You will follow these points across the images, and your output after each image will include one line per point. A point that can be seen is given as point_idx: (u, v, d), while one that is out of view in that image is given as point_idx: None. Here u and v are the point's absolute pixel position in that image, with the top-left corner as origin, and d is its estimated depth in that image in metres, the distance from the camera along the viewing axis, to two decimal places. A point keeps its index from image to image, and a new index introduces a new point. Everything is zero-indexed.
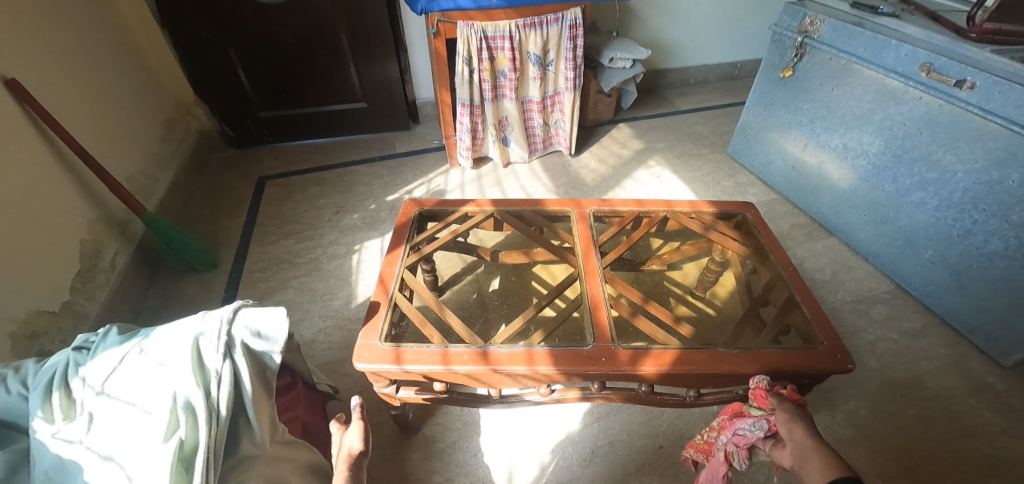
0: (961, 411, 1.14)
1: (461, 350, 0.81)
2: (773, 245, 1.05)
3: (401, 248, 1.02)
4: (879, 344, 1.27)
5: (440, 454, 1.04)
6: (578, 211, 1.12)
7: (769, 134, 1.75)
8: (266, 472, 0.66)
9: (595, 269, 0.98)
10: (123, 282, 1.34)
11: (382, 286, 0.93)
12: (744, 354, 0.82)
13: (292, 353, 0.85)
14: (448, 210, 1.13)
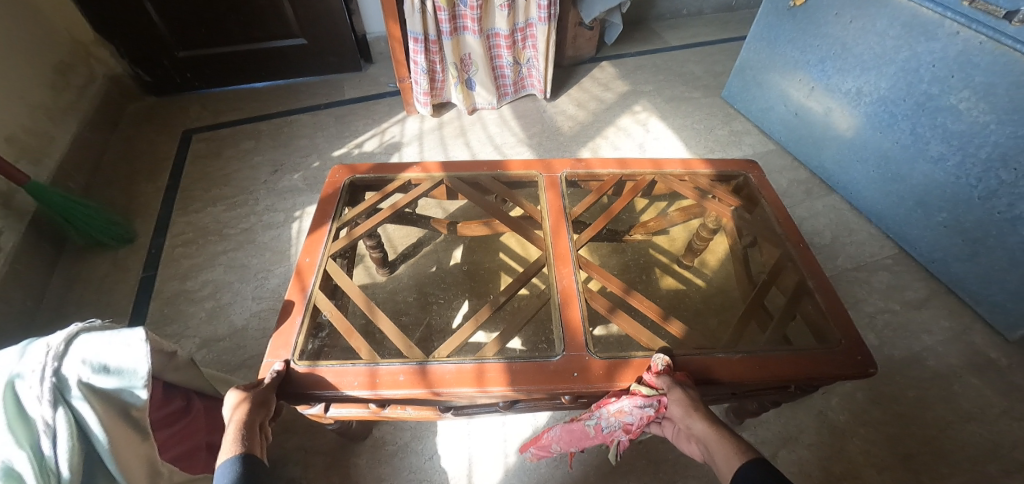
0: (961, 391, 1.06)
1: (396, 368, 0.66)
2: (778, 215, 0.89)
3: (324, 230, 0.83)
4: (880, 317, 1.16)
5: (390, 459, 0.91)
6: (548, 175, 0.92)
7: (770, 74, 1.53)
8: None
9: (569, 253, 0.80)
10: (14, 266, 1.13)
11: (297, 283, 0.75)
12: (748, 359, 0.69)
13: (187, 368, 0.69)
14: (384, 178, 0.92)
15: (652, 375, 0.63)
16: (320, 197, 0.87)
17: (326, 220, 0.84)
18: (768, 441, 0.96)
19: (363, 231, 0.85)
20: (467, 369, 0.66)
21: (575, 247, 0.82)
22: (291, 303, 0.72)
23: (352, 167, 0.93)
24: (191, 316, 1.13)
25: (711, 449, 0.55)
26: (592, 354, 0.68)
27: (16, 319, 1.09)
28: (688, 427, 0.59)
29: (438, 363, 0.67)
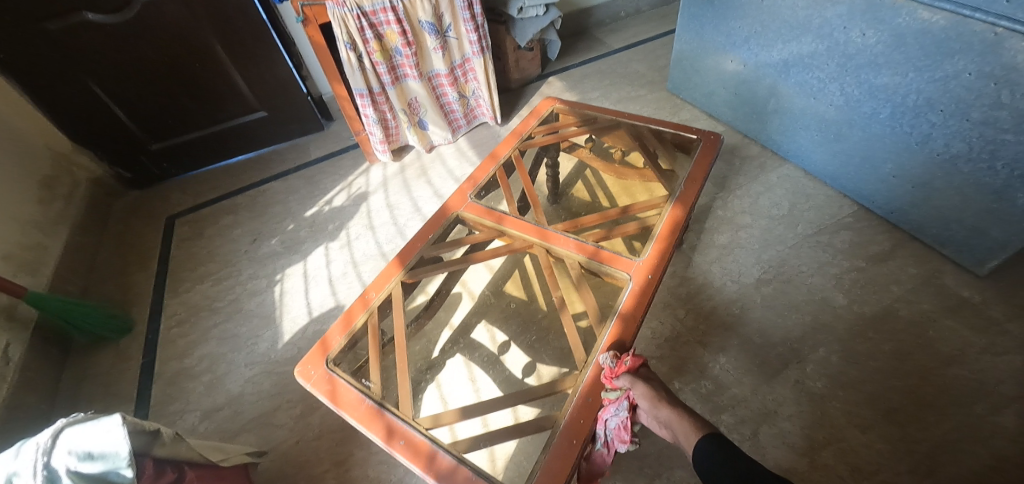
0: (939, 336, 1.06)
1: (563, 436, 0.66)
2: (597, 110, 1.19)
3: (361, 395, 0.76)
4: (847, 276, 1.18)
5: None
6: (466, 208, 1.01)
7: (706, 61, 1.58)
8: None
9: (543, 231, 0.94)
10: (24, 373, 1.20)
11: (423, 455, 0.68)
12: (685, 182, 0.97)
13: (174, 444, 0.74)
14: (353, 329, 0.84)
15: (618, 376, 0.69)
16: (335, 402, 0.76)
17: (369, 405, 0.75)
18: (748, 418, 0.98)
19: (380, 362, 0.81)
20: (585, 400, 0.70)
21: (540, 223, 0.96)
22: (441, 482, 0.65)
23: (317, 356, 0.82)
24: (190, 392, 1.19)
25: (676, 429, 0.65)
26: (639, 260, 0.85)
27: (31, 423, 1.16)
28: (654, 412, 0.67)
29: (562, 426, 0.67)
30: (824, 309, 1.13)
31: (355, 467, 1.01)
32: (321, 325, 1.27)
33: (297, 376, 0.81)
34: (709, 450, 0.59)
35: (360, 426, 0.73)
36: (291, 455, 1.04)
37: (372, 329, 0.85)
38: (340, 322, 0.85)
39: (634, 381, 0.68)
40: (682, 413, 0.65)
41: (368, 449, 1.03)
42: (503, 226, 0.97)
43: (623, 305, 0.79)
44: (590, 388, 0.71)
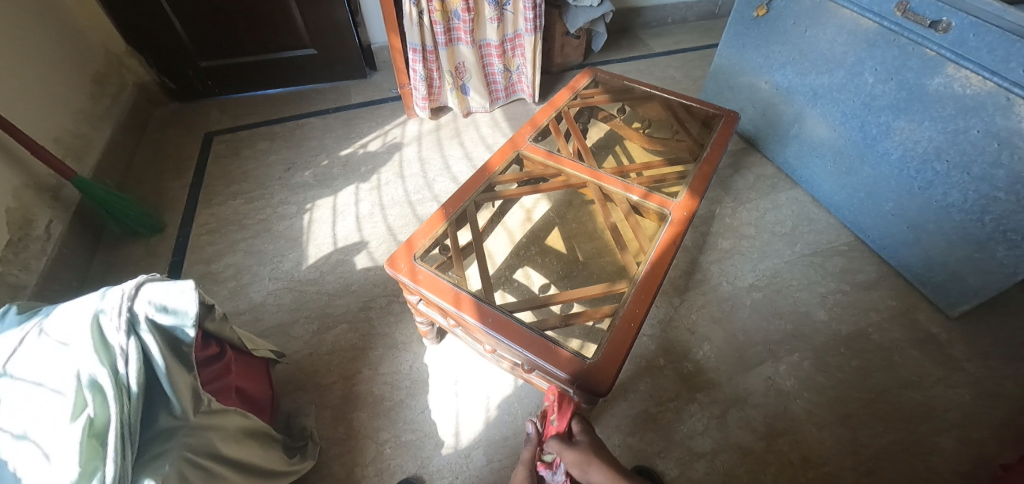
0: (902, 361, 1.17)
1: (624, 319, 0.79)
2: (632, 82, 1.30)
3: (445, 283, 0.86)
4: (831, 296, 1.29)
5: (389, 412, 1.08)
6: (525, 148, 1.09)
7: (741, 79, 1.66)
8: (190, 442, 0.69)
9: (594, 171, 1.04)
10: (62, 250, 1.29)
11: (511, 331, 0.79)
12: (714, 146, 1.11)
13: (220, 323, 0.83)
14: (437, 234, 0.93)
15: (544, 440, 0.73)
16: (429, 288, 0.85)
17: (458, 292, 0.84)
18: (719, 401, 1.09)
19: (463, 259, 0.91)
20: (639, 296, 0.82)
21: (590, 164, 1.06)
22: (530, 351, 0.76)
23: (406, 252, 0.90)
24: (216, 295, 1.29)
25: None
26: (678, 199, 0.98)
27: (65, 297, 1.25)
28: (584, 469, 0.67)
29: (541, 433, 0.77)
30: (805, 321, 1.23)
31: (361, 383, 1.12)
32: (344, 256, 1.36)
33: (386, 268, 0.88)
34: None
35: (451, 307, 0.83)
36: (304, 363, 1.15)
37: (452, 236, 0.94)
38: (424, 227, 0.94)
39: (556, 435, 0.71)
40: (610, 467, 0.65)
41: (375, 370, 1.14)
42: (561, 166, 1.06)
43: (666, 231, 0.92)
44: (643, 286, 0.84)
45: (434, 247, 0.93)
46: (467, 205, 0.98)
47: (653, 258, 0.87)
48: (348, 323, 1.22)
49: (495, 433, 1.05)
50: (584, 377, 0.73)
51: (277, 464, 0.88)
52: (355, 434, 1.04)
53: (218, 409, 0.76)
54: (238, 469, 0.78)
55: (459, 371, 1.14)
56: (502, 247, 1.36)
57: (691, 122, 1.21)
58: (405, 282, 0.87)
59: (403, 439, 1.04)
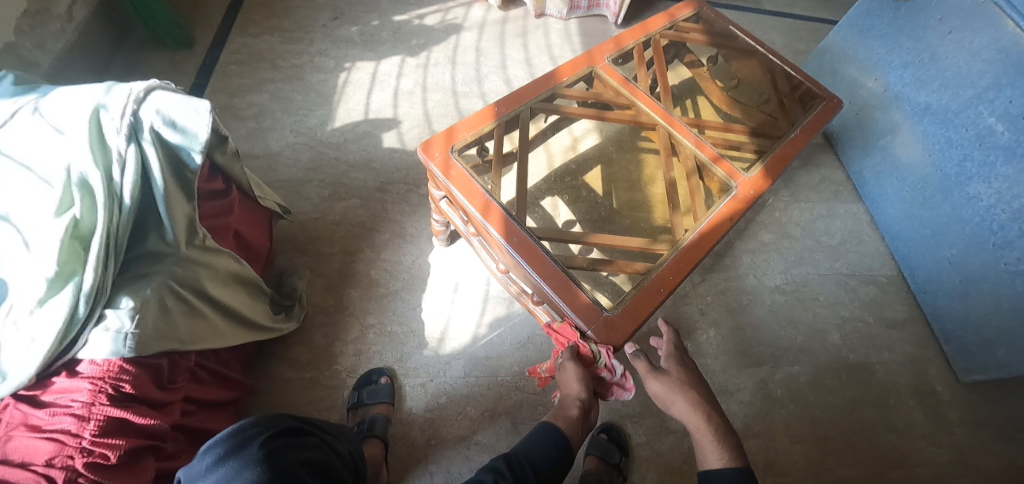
0: (895, 406, 1.14)
1: (655, 281, 0.74)
2: (738, 29, 1.14)
3: (476, 186, 0.78)
4: (851, 323, 1.22)
5: (381, 298, 1.06)
6: (600, 67, 0.97)
7: (848, 67, 1.46)
8: (176, 274, 0.65)
9: (669, 115, 0.93)
10: (82, 37, 1.19)
11: (535, 258, 0.73)
12: (804, 129, 0.99)
13: (230, 159, 0.76)
14: (481, 132, 0.85)
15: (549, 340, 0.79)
16: (459, 186, 0.78)
17: (489, 200, 0.77)
18: (706, 387, 1.10)
19: (502, 167, 0.83)
20: (678, 262, 0.76)
21: (667, 107, 0.95)
22: (549, 284, 0.72)
23: (444, 141, 0.82)
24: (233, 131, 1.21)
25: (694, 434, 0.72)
26: (749, 175, 0.89)
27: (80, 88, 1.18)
28: (672, 399, 0.74)
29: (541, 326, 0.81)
30: (816, 339, 1.19)
31: (361, 263, 1.09)
32: (371, 129, 1.27)
33: (419, 152, 0.81)
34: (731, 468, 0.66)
35: (478, 214, 0.76)
36: (308, 228, 1.11)
37: (497, 138, 0.85)
38: (469, 120, 0.85)
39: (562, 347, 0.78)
40: (708, 416, 0.71)
41: (377, 254, 1.11)
42: (633, 99, 0.94)
43: (725, 206, 0.85)
44: (684, 255, 0.77)
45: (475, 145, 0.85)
46: (521, 111, 0.88)
47: (704, 230, 0.80)
48: (359, 198, 1.16)
49: (480, 350, 1.04)
50: (597, 328, 0.69)
51: (261, 316, 0.87)
52: (343, 310, 1.03)
53: (210, 247, 0.72)
54: (223, 311, 0.76)
55: (462, 278, 1.11)
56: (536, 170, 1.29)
57: (787, 96, 1.08)
58: (435, 172, 0.80)
59: (388, 328, 1.03)
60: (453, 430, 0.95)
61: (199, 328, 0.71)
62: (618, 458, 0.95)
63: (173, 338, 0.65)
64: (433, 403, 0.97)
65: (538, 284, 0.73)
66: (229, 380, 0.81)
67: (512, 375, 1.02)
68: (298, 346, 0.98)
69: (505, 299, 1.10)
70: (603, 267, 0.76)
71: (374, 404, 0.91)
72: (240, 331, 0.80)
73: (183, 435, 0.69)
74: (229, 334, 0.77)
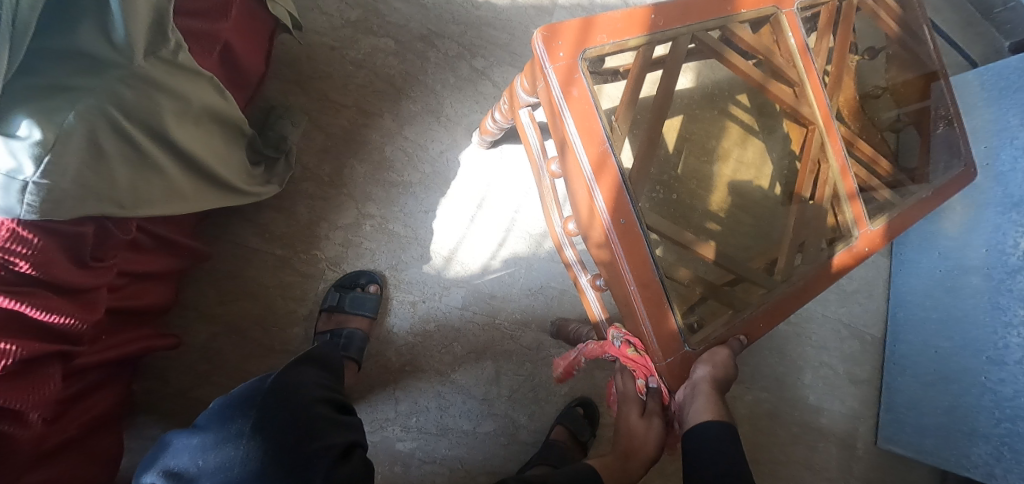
0: (821, 450, 1.21)
1: (745, 324, 0.65)
2: (921, 31, 0.91)
3: (596, 124, 0.56)
4: (823, 368, 1.25)
5: (388, 186, 0.84)
6: (787, 14, 0.71)
7: (970, 113, 1.22)
8: (123, 98, 0.42)
9: (833, 121, 0.73)
10: None
11: (635, 255, 0.57)
12: (935, 191, 0.85)
13: None
14: (623, 45, 0.59)
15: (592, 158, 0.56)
16: (577, 116, 0.55)
17: (608, 153, 0.56)
18: None
19: (632, 110, 0.59)
20: (772, 308, 0.67)
21: (832, 105, 0.74)
22: (641, 293, 0.57)
23: (576, 38, 0.56)
24: None
25: (695, 400, 0.57)
26: (873, 227, 0.75)
27: None
28: (714, 364, 0.59)
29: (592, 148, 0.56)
30: (789, 374, 1.21)
31: (374, 130, 0.84)
32: None
33: (537, 40, 0.55)
34: (718, 437, 0.55)
35: (586, 167, 0.56)
36: (318, 57, 0.82)
37: (639, 62, 0.60)
38: (616, 21, 0.58)
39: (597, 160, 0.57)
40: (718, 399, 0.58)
41: (399, 126, 0.86)
42: (804, 77, 0.72)
43: (844, 254, 0.73)
44: (783, 301, 0.67)
45: (609, 58, 0.60)
46: (679, 34, 0.62)
47: (813, 278, 0.69)
48: (393, 41, 0.86)
49: (486, 285, 0.89)
50: (672, 362, 0.59)
51: (235, 173, 0.64)
52: (339, 186, 0.81)
53: (184, 63, 0.47)
54: (190, 163, 0.54)
55: (490, 193, 0.91)
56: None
57: (924, 138, 0.93)
58: (550, 82, 0.55)
59: (388, 227, 0.84)
60: (433, 362, 0.84)
61: (150, 186, 0.49)
62: (587, 437, 0.89)
63: (106, 196, 0.43)
64: (419, 328, 0.84)
65: (625, 283, 0.58)
66: (178, 248, 0.61)
67: (511, 323, 0.90)
68: (272, 212, 0.77)
69: (530, 235, 0.93)
70: (697, 289, 0.65)
71: (353, 314, 0.76)
72: (206, 193, 0.59)
73: (109, 314, 0.52)
74: (193, 196, 0.56)
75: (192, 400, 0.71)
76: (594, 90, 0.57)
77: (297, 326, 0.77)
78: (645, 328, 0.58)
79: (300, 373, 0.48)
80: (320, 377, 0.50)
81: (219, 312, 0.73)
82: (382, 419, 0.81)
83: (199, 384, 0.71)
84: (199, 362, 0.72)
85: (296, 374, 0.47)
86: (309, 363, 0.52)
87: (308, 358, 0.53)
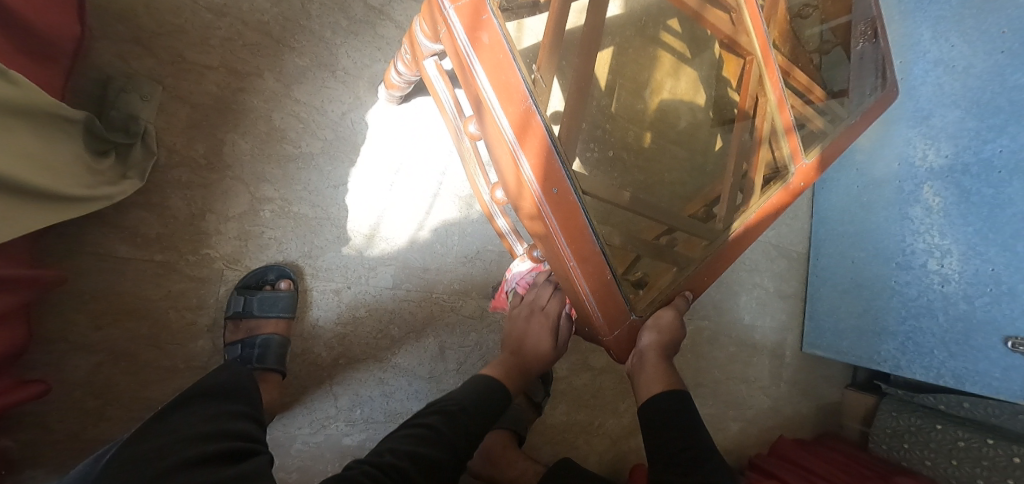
0: (755, 363, 1.31)
1: (687, 282, 0.65)
2: None
3: (512, 75, 0.46)
4: (756, 289, 1.32)
5: (284, 161, 0.71)
6: None
7: (888, 26, 1.22)
8: None
9: (769, 51, 0.69)
10: None
11: (572, 227, 0.51)
12: (863, 116, 0.85)
13: None
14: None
15: (490, 58, 0.45)
16: (489, 67, 0.45)
17: (533, 112, 0.47)
18: None
19: (557, 57, 0.50)
20: (714, 262, 0.67)
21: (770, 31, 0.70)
22: (581, 267, 0.53)
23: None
24: None
25: (645, 370, 0.60)
26: (808, 159, 0.75)
27: None
28: (659, 330, 0.60)
29: (492, 54, 0.46)
30: (728, 299, 1.26)
31: (254, 94, 0.69)
32: None
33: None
34: (669, 407, 0.57)
35: (507, 129, 0.47)
36: (160, 4, 0.64)
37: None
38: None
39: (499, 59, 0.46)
40: (666, 363, 0.61)
41: (285, 87, 0.71)
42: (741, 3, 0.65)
43: (778, 194, 0.73)
44: (725, 252, 0.68)
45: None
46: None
47: (751, 224, 0.69)
48: None
49: (417, 259, 0.81)
50: (620, 334, 0.57)
51: (65, 176, 0.50)
52: (221, 169, 0.68)
53: None
54: None
55: (409, 156, 0.80)
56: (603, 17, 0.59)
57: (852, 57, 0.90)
58: (455, 26, 0.46)
59: (293, 210, 0.72)
60: (369, 350, 0.78)
61: None
62: (542, 397, 0.90)
63: None
64: (348, 316, 0.76)
65: (562, 256, 0.52)
66: (9, 281, 0.48)
67: (449, 295, 0.84)
68: (142, 211, 0.63)
69: (459, 198, 0.85)
70: (640, 250, 0.61)
71: (265, 318, 0.67)
72: (19, 213, 0.45)
73: None
74: (1, 222, 0.43)
75: (87, 441, 0.61)
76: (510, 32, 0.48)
77: (201, 339, 0.67)
78: (588, 303, 0.54)
79: (169, 425, 0.40)
80: (200, 422, 0.42)
81: (95, 339, 0.61)
82: (322, 418, 0.75)
83: (94, 422, 0.61)
84: (86, 399, 0.60)
85: (158, 434, 0.39)
86: (192, 405, 0.44)
87: (194, 394, 0.45)
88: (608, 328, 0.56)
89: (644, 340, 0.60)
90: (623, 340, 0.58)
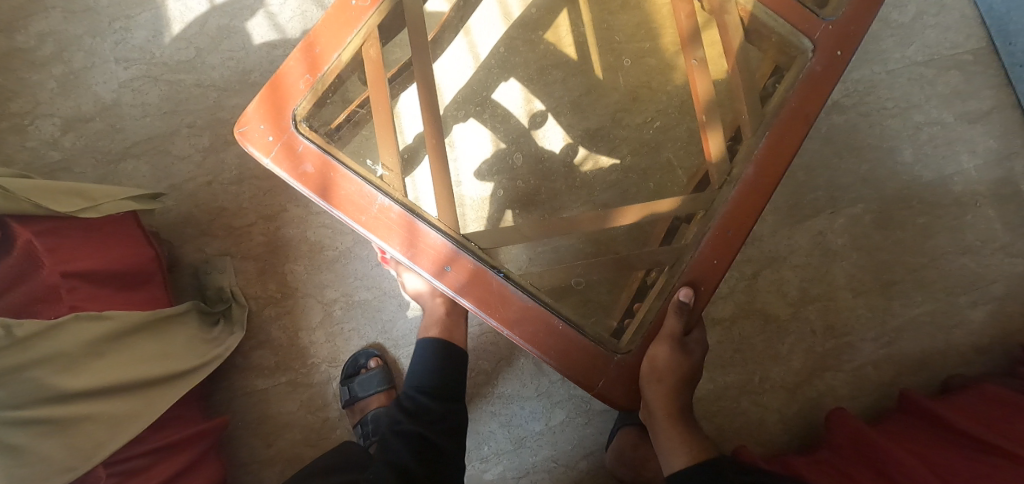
0: (972, 221, 0.94)
1: (692, 275, 0.48)
2: None
3: (350, 187, 0.44)
4: (925, 129, 0.96)
5: (332, 265, 0.83)
6: None
7: None
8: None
9: None
10: None
11: (487, 296, 0.45)
12: None
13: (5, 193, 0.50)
14: (340, 64, 0.47)
15: (322, 187, 0.44)
16: (325, 194, 0.44)
17: (387, 207, 0.44)
18: (754, 257, 0.94)
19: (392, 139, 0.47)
20: (722, 235, 0.48)
21: None
22: (518, 332, 0.45)
23: (272, 110, 0.45)
24: (39, 88, 0.83)
25: (658, 429, 0.52)
26: (830, 19, 0.53)
27: None
28: (661, 377, 0.47)
29: (323, 182, 0.44)
30: (881, 161, 0.95)
31: (289, 226, 0.83)
32: (228, 22, 0.85)
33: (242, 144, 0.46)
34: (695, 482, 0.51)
35: (371, 237, 0.45)
36: (205, 199, 0.82)
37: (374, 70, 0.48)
38: (313, 43, 0.46)
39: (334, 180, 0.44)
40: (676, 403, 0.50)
41: (307, 207, 0.83)
42: None
43: (796, 91, 0.52)
44: (732, 215, 0.49)
45: (336, 95, 0.48)
46: None
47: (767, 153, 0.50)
48: None
49: None
50: (609, 383, 0.46)
51: (183, 357, 0.67)
52: (293, 293, 0.82)
53: (31, 333, 0.48)
54: (117, 389, 0.57)
55: None
56: (494, 35, 0.64)
57: None
58: (281, 176, 0.45)
59: (356, 299, 0.83)
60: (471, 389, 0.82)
61: (89, 433, 0.53)
62: None
63: (48, 475, 0.48)
64: None
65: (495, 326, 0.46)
66: (183, 442, 0.67)
67: None
68: (259, 351, 0.81)
69: None
70: (598, 275, 0.50)
71: (370, 397, 0.77)
72: (157, 395, 0.62)
73: None
74: (146, 409, 0.60)
75: None
76: (341, 146, 0.46)
77: (338, 428, 0.80)
78: (551, 364, 0.46)
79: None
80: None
81: (273, 454, 0.79)
82: None
83: None
84: None
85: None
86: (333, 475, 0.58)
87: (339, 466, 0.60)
88: (591, 382, 0.46)
89: (650, 389, 0.47)
90: (617, 391, 0.46)
